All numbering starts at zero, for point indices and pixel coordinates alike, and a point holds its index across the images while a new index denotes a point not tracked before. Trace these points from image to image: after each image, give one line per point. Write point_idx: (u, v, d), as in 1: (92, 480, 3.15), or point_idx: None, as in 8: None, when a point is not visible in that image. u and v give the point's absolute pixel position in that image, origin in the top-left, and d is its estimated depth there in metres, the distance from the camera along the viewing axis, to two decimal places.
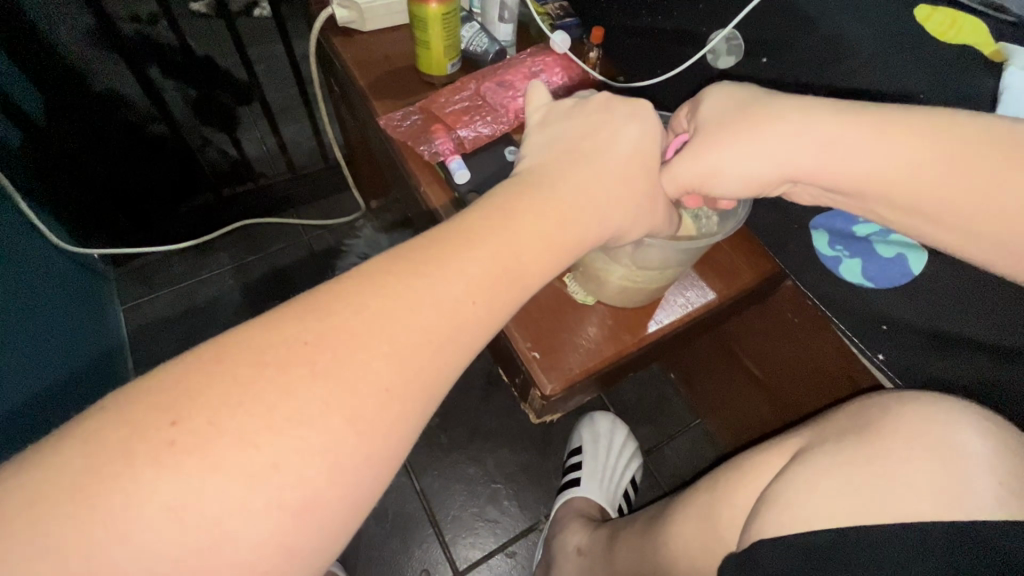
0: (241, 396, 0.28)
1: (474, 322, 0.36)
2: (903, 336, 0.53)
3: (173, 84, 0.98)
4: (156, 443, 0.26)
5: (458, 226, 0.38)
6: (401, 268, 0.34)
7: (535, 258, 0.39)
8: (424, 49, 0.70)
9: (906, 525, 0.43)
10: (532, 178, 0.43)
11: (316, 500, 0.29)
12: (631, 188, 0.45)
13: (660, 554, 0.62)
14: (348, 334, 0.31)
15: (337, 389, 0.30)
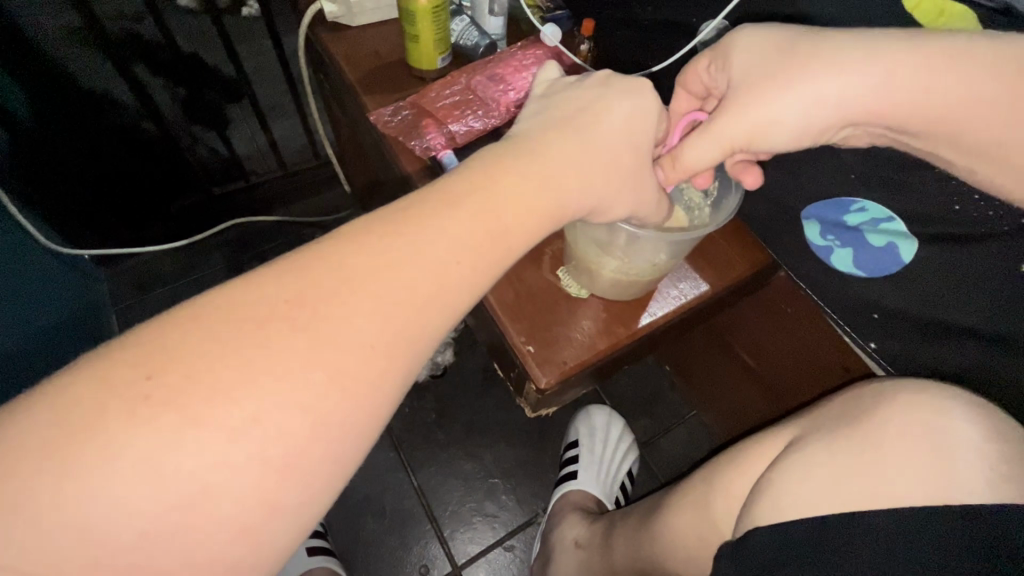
0: (238, 378, 0.28)
1: (454, 289, 0.36)
2: (895, 324, 0.54)
3: (162, 84, 0.97)
4: (132, 397, 0.27)
5: (439, 190, 0.38)
6: (384, 229, 0.34)
7: (517, 223, 0.39)
8: (413, 43, 0.69)
9: (896, 510, 0.43)
10: (516, 146, 0.42)
11: (296, 455, 0.29)
12: (618, 165, 0.44)
13: (656, 545, 0.63)
14: (323, 293, 0.31)
15: (317, 346, 0.30)
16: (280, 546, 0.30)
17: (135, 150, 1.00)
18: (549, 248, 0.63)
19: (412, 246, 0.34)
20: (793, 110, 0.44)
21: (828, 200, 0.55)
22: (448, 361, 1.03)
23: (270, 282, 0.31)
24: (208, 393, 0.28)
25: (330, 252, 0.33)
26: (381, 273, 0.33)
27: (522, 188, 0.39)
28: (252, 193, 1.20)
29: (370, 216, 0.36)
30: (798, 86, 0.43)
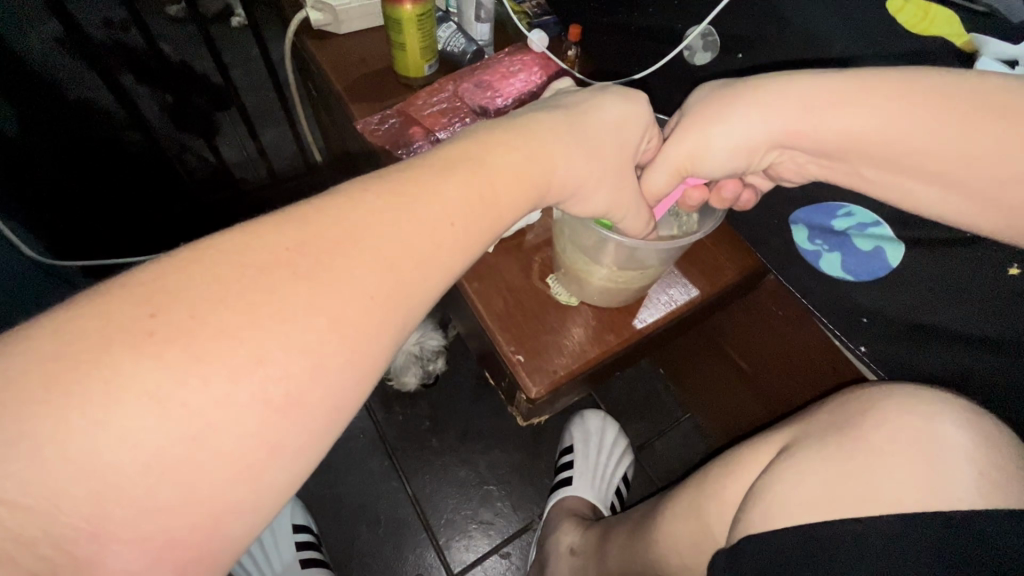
0: (246, 320, 0.28)
1: (443, 253, 0.35)
2: (881, 328, 0.52)
3: (147, 91, 1.00)
4: (135, 332, 0.26)
5: (445, 152, 0.38)
6: (385, 191, 0.34)
7: (508, 191, 0.38)
8: (401, 50, 0.69)
9: (886, 517, 0.43)
10: (508, 130, 0.41)
11: (297, 396, 0.29)
12: (603, 157, 0.43)
13: (650, 551, 0.62)
14: (331, 240, 0.31)
15: (319, 292, 0.30)
16: (264, 516, 0.30)
17: (122, 163, 1.00)
18: (538, 255, 0.63)
19: (404, 214, 0.34)
20: (727, 138, 0.46)
21: (817, 204, 0.56)
22: (440, 369, 1.02)
23: (252, 243, 0.30)
24: (215, 331, 0.27)
25: (331, 207, 0.32)
26: (366, 241, 0.32)
27: (504, 171, 0.38)
28: (240, 201, 1.15)
29: (360, 181, 0.35)
30: (741, 119, 0.45)
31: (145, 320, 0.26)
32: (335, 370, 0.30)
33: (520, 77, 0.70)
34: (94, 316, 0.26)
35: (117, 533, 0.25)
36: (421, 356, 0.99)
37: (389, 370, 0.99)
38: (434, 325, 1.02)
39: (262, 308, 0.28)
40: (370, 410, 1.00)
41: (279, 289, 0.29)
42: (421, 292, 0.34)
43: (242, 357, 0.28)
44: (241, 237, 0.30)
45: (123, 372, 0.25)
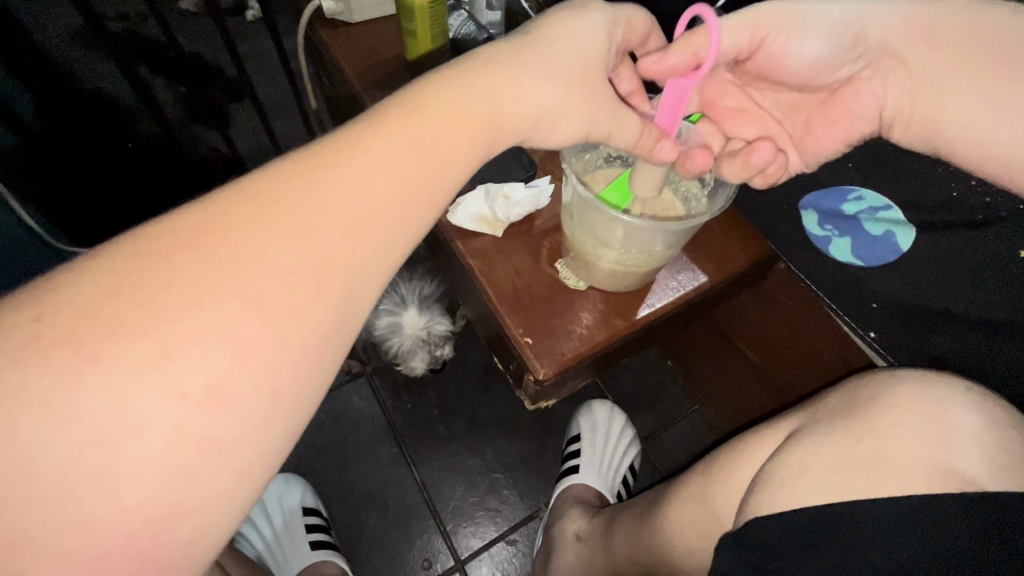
0: (146, 314, 0.29)
1: (385, 210, 0.36)
2: (893, 312, 0.53)
3: (163, 82, 1.05)
4: (24, 340, 0.27)
5: (393, 104, 0.39)
6: (303, 159, 0.35)
7: (451, 137, 0.39)
8: (412, 38, 0.69)
9: (899, 499, 0.43)
10: (450, 75, 0.40)
11: (223, 383, 0.29)
12: (562, 75, 0.42)
13: (656, 536, 0.63)
14: (236, 220, 0.32)
15: (229, 273, 0.30)
16: (228, 497, 0.30)
17: (138, 145, 1.02)
18: (547, 241, 0.63)
19: (339, 170, 0.35)
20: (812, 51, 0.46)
21: (825, 190, 0.56)
22: (447, 355, 1.02)
23: (159, 236, 0.31)
24: (113, 330, 0.28)
25: (245, 186, 0.33)
26: (298, 207, 0.33)
27: (447, 119, 0.39)
28: None
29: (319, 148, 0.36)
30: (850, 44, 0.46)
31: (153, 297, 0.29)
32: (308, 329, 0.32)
33: None
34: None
35: (73, 520, 0.27)
36: (427, 340, 1.00)
37: (396, 357, 1.00)
38: (441, 310, 1.03)
39: (163, 295, 0.29)
40: (380, 398, 1.01)
41: (213, 261, 0.30)
42: (384, 251, 0.36)
43: (146, 351, 0.28)
44: (151, 231, 0.31)
45: (52, 355, 0.27)
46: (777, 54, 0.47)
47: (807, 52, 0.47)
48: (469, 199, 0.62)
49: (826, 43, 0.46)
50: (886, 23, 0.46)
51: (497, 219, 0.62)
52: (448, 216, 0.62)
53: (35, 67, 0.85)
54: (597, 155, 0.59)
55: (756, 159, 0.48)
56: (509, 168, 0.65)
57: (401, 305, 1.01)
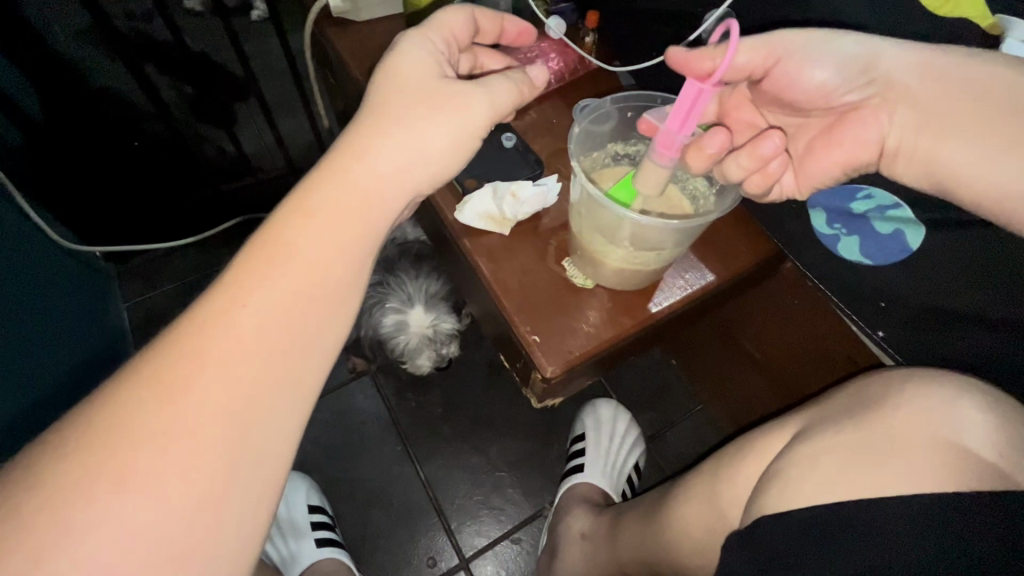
0: (144, 406, 0.34)
1: (330, 257, 0.41)
2: (900, 311, 0.53)
3: (168, 82, 1.03)
4: (52, 453, 0.32)
5: (313, 170, 0.43)
6: (248, 243, 0.40)
7: (374, 182, 0.43)
8: None
9: (906, 498, 0.43)
10: (338, 155, 0.43)
11: (213, 435, 0.34)
12: (440, 101, 0.45)
13: (663, 535, 0.63)
14: (201, 312, 0.37)
15: (202, 350, 0.35)
16: (248, 519, 0.36)
17: (145, 146, 1.01)
18: (555, 239, 0.63)
19: (276, 239, 0.39)
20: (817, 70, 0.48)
21: (835, 188, 0.56)
22: (453, 353, 1.00)
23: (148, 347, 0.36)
24: (117, 429, 0.33)
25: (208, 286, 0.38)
26: (251, 284, 0.38)
27: (348, 189, 0.42)
28: (262, 188, 1.18)
29: (238, 253, 0.40)
30: (853, 73, 0.48)
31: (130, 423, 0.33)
32: (268, 397, 0.37)
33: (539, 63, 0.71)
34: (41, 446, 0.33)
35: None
36: (435, 339, 0.97)
37: (402, 355, 0.97)
38: (448, 309, 0.98)
39: (153, 388, 0.34)
40: (385, 396, 1.01)
41: (187, 348, 0.35)
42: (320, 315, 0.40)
43: (144, 435, 0.33)
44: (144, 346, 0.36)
45: (74, 459, 0.32)
46: (788, 75, 0.50)
47: (816, 76, 0.49)
48: (476, 198, 0.62)
49: (836, 69, 0.48)
50: (902, 61, 0.46)
51: (504, 218, 0.62)
52: (456, 215, 0.62)
53: (48, 66, 0.86)
54: (605, 154, 0.62)
55: (763, 149, 0.49)
56: (516, 167, 0.66)
57: (408, 303, 0.96)
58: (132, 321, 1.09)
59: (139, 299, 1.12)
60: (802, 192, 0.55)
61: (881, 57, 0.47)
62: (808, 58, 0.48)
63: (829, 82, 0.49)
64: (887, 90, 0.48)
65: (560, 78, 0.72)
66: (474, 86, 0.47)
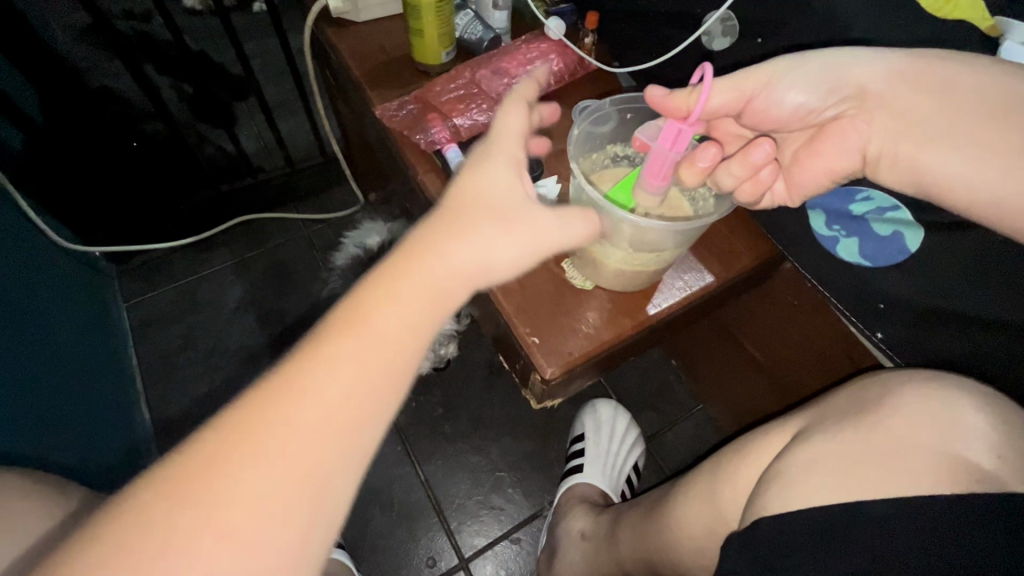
0: (202, 524, 0.30)
1: (409, 362, 0.37)
2: (899, 312, 0.54)
3: (168, 81, 1.04)
4: (83, 575, 0.28)
5: (398, 255, 0.39)
6: (325, 335, 0.35)
7: (456, 282, 0.40)
8: (418, 37, 0.69)
9: (903, 500, 0.43)
10: (407, 258, 0.39)
11: (270, 557, 0.31)
12: (526, 216, 0.43)
13: (662, 536, 0.63)
14: (272, 415, 0.33)
15: (271, 461, 0.32)
16: None
17: (144, 147, 1.02)
18: None
19: (360, 334, 0.36)
20: (790, 94, 0.50)
21: (832, 191, 0.56)
22: (452, 354, 1.04)
23: (207, 441, 0.32)
24: (169, 545, 0.29)
25: (278, 381, 0.34)
26: (326, 387, 0.34)
27: (411, 307, 0.37)
28: (260, 189, 1.17)
29: (311, 337, 0.36)
30: (825, 87, 0.49)
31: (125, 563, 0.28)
32: (276, 557, 0.31)
33: (537, 64, 0.71)
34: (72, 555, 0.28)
35: None
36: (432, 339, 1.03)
37: None
38: None
39: (214, 503, 0.30)
40: None
41: (254, 457, 0.32)
42: (354, 460, 0.34)
43: (192, 562, 0.29)
44: (198, 442, 0.32)
45: None
46: (764, 101, 0.51)
47: (790, 99, 0.50)
48: None
49: (808, 91, 0.49)
50: (874, 75, 0.47)
51: None
52: None
53: (47, 68, 0.87)
54: (604, 155, 0.62)
55: (753, 157, 0.49)
56: None
57: None
58: (131, 320, 1.09)
59: (138, 298, 1.11)
60: (794, 199, 0.56)
61: (851, 70, 0.48)
62: (778, 83, 0.50)
63: (804, 103, 0.50)
64: (861, 102, 0.49)
65: (560, 78, 0.72)
66: (552, 213, 0.44)
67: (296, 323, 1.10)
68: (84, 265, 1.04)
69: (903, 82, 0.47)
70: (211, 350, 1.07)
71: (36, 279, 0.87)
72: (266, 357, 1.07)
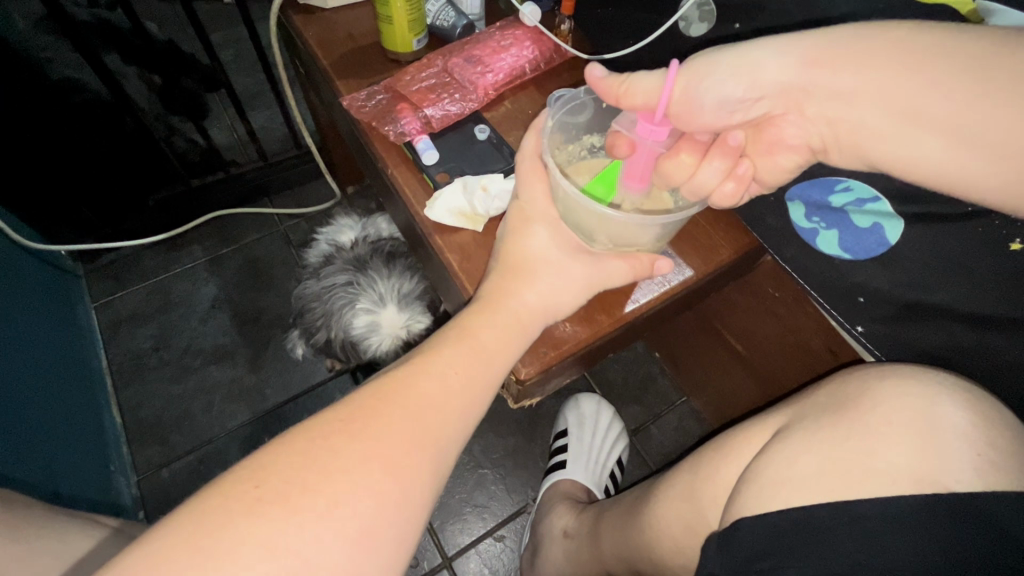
0: (341, 465, 0.37)
1: (492, 371, 0.47)
2: (879, 306, 0.53)
3: (136, 72, 1.00)
4: (245, 499, 0.35)
5: (487, 292, 0.51)
6: (436, 347, 0.46)
7: (527, 311, 0.51)
8: (387, 24, 0.66)
9: (883, 499, 0.42)
10: (489, 294, 0.51)
11: (381, 505, 0.37)
12: (575, 264, 0.54)
13: (644, 533, 0.62)
14: (396, 393, 0.42)
15: (393, 427, 0.40)
16: None
17: (109, 140, 0.98)
18: None
19: (461, 347, 0.47)
20: (712, 93, 0.47)
21: (814, 181, 0.54)
22: None
23: (349, 401, 0.41)
24: (317, 476, 0.36)
25: (401, 372, 0.44)
26: (437, 378, 0.44)
27: (507, 321, 0.49)
28: (231, 184, 1.14)
29: (422, 346, 0.47)
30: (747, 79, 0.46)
31: (311, 467, 0.37)
32: (406, 497, 0.39)
33: (512, 51, 0.68)
34: (215, 494, 0.35)
35: None
36: (407, 341, 0.91)
37: (375, 356, 0.92)
38: (422, 307, 0.93)
39: (351, 449, 0.38)
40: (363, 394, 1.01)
41: (383, 421, 0.40)
42: (458, 433, 0.44)
43: (331, 495, 0.36)
44: (339, 407, 0.41)
45: (268, 507, 0.35)
46: (686, 96, 0.48)
47: (713, 96, 0.47)
48: (447, 193, 0.60)
49: (730, 87, 0.46)
50: (782, 69, 0.45)
51: (477, 214, 0.60)
52: (426, 211, 0.60)
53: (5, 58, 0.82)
54: (580, 146, 0.60)
55: (730, 142, 0.47)
56: (490, 161, 0.64)
57: (379, 302, 0.92)
58: (100, 321, 1.05)
59: (107, 299, 1.07)
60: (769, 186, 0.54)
61: (759, 66, 0.45)
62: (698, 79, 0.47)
63: (728, 99, 0.47)
64: (789, 95, 0.46)
65: (536, 67, 0.69)
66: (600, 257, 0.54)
67: (273, 321, 1.07)
68: (47, 263, 1.00)
69: (819, 72, 0.44)
70: (185, 350, 1.04)
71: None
72: (241, 357, 1.04)
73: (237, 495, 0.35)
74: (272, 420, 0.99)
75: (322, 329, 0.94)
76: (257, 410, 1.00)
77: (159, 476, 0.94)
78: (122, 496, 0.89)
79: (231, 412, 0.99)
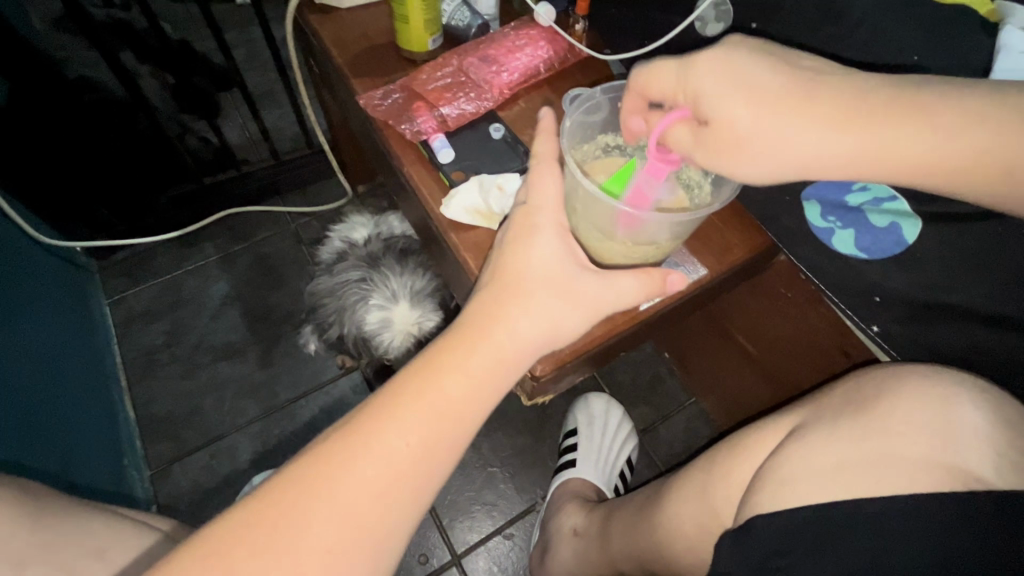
0: (311, 512, 0.38)
1: (475, 400, 0.44)
2: (895, 306, 0.53)
3: (149, 71, 1.04)
4: (223, 545, 0.36)
5: (475, 310, 0.48)
6: (415, 375, 0.44)
7: (517, 336, 0.46)
8: (404, 24, 0.67)
9: (901, 499, 0.42)
10: (473, 318, 0.47)
11: (354, 546, 0.38)
12: (573, 280, 0.50)
13: (656, 532, 0.62)
14: (366, 431, 0.41)
15: (362, 470, 0.39)
16: None
17: (123, 138, 1.00)
18: None
19: (441, 376, 0.43)
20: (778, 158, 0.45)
21: (827, 181, 0.54)
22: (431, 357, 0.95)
23: (321, 440, 0.41)
24: (288, 524, 0.37)
25: (375, 407, 0.42)
26: (411, 414, 0.42)
27: (497, 343, 0.46)
28: (242, 183, 1.14)
29: (403, 371, 0.45)
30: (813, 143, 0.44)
31: (281, 511, 0.38)
32: (381, 534, 0.40)
33: (526, 51, 0.69)
34: (199, 539, 0.37)
35: None
36: (418, 338, 0.92)
37: (386, 352, 0.93)
38: (434, 305, 0.93)
39: (322, 495, 0.38)
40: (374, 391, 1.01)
41: (352, 464, 0.40)
42: (453, 451, 0.43)
43: (302, 541, 0.37)
44: (313, 448, 0.41)
45: (245, 553, 0.36)
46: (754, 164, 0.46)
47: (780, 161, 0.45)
48: (462, 192, 0.60)
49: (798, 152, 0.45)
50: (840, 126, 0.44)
51: (493, 213, 0.60)
52: (442, 210, 0.60)
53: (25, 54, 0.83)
54: (594, 146, 0.60)
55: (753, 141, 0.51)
56: (504, 160, 0.65)
57: (391, 299, 0.93)
58: (114, 316, 1.07)
59: (121, 295, 1.08)
60: None
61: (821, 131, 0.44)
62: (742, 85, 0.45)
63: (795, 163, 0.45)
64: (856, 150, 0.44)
65: (550, 66, 0.69)
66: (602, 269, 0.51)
67: (283, 318, 1.08)
68: (64, 260, 1.01)
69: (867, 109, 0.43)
70: (197, 346, 1.05)
71: (8, 272, 0.83)
72: (252, 354, 1.05)
73: (220, 538, 0.37)
74: (282, 417, 1.00)
75: (335, 325, 0.95)
76: (267, 407, 1.00)
77: (171, 470, 0.95)
78: (135, 491, 0.90)
79: (242, 408, 1.00)
